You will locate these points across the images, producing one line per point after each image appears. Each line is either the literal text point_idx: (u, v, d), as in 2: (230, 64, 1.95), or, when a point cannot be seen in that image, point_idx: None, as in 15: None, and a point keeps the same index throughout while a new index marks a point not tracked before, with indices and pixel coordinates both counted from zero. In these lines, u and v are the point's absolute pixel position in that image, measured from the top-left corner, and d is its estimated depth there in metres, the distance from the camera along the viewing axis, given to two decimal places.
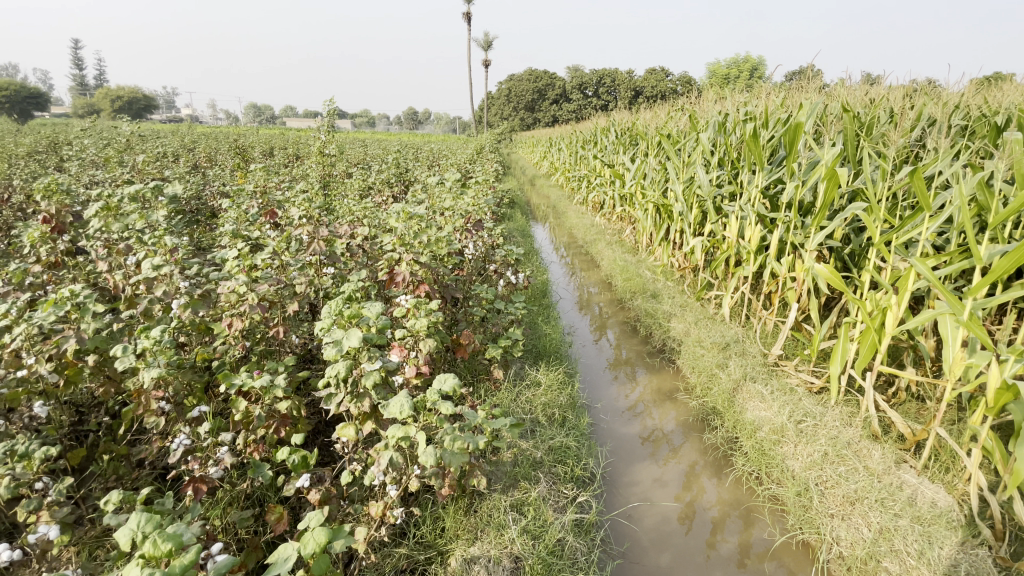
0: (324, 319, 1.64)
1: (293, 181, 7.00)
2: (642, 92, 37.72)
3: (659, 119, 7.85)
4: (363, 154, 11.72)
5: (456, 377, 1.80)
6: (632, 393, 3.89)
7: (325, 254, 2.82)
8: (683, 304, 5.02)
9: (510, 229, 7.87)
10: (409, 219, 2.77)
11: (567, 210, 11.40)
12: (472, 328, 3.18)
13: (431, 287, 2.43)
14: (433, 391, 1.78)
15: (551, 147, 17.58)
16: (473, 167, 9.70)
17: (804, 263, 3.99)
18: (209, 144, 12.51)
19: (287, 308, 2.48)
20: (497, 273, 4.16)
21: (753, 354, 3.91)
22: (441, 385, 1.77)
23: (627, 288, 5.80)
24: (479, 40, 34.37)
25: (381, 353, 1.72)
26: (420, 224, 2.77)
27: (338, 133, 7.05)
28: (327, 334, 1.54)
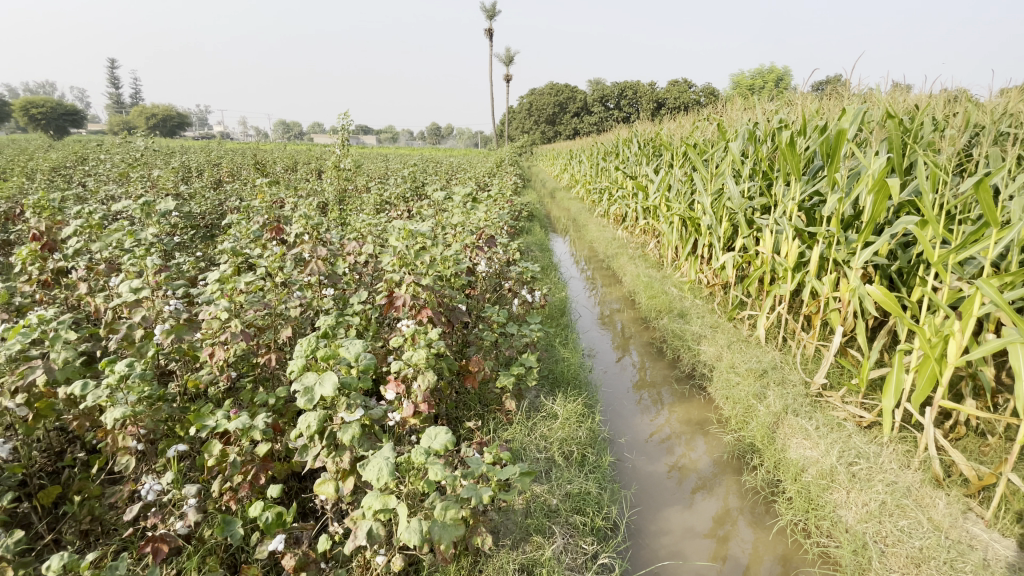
0: (296, 358, 1.43)
1: (309, 195, 6.94)
2: (665, 104, 37.42)
3: (684, 130, 7.55)
4: (382, 168, 11.71)
5: (449, 433, 1.55)
6: (660, 423, 3.58)
7: (324, 275, 2.57)
8: (713, 325, 4.68)
9: (528, 244, 7.64)
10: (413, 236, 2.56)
11: (589, 223, 11.11)
12: (483, 353, 2.94)
13: (435, 313, 2.20)
14: (421, 450, 1.52)
15: (572, 160, 17.41)
16: (492, 180, 9.54)
17: (848, 283, 3.64)
18: (233, 161, 12.71)
19: (278, 334, 2.28)
20: (512, 292, 3.92)
21: (793, 383, 3.56)
22: (430, 442, 1.52)
23: (651, 306, 5.49)
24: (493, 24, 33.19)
25: (364, 400, 1.51)
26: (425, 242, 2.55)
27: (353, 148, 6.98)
28: (297, 379, 1.35)
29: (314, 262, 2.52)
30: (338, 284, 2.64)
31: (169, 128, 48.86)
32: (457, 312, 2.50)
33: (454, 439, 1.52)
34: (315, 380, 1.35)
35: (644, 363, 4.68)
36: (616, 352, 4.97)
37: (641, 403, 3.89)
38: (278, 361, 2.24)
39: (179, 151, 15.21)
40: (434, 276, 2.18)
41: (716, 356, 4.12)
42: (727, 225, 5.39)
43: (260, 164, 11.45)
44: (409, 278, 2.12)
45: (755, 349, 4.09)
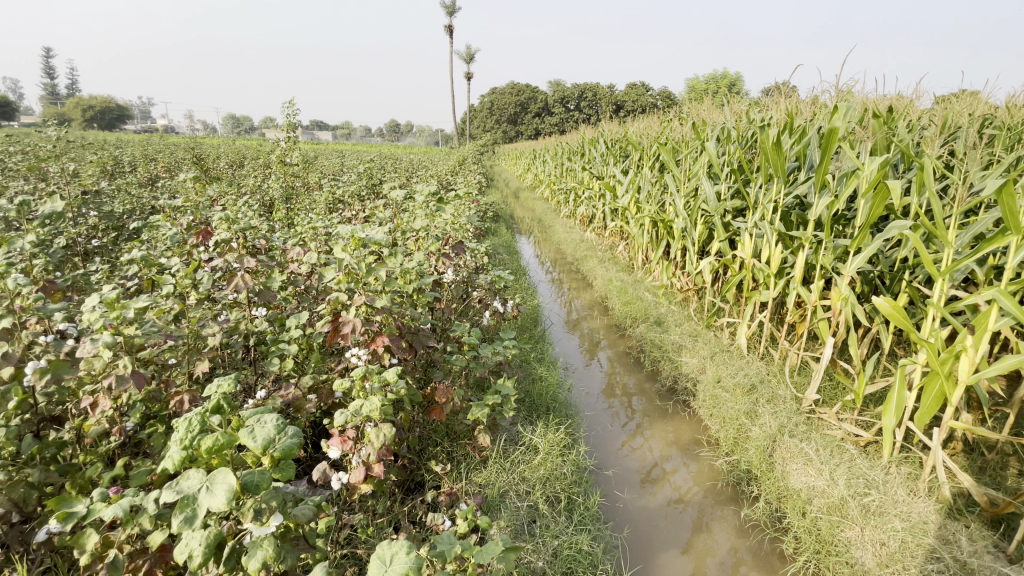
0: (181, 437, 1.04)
1: (251, 193, 6.31)
2: (624, 107, 37.87)
3: (653, 129, 7.33)
4: (335, 165, 11.03)
5: (415, 559, 1.19)
6: (645, 447, 3.27)
7: (254, 291, 2.10)
8: (693, 334, 4.43)
9: (493, 247, 7.26)
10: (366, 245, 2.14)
11: (554, 224, 10.81)
12: (450, 378, 2.54)
13: (393, 342, 1.80)
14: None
15: (535, 160, 17.18)
16: (454, 179, 9.08)
17: (839, 291, 3.44)
18: (170, 155, 11.71)
19: (194, 370, 1.81)
20: (481, 303, 3.53)
21: (784, 399, 3.33)
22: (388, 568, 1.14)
23: (625, 313, 5.21)
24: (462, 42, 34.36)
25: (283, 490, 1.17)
26: (381, 251, 2.14)
27: (301, 142, 6.40)
28: (177, 484, 1.01)
29: (242, 276, 2.05)
30: (274, 301, 2.17)
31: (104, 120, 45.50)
32: (421, 336, 2.10)
33: (419, 568, 1.16)
34: (202, 483, 1.02)
35: (621, 374, 4.37)
36: (590, 362, 4.65)
37: (623, 422, 3.57)
38: (193, 403, 1.78)
39: (109, 145, 13.87)
40: (394, 297, 1.77)
41: (700, 368, 3.86)
42: (703, 228, 5.18)
43: (200, 159, 10.52)
44: (361, 302, 1.71)
45: (740, 361, 3.85)
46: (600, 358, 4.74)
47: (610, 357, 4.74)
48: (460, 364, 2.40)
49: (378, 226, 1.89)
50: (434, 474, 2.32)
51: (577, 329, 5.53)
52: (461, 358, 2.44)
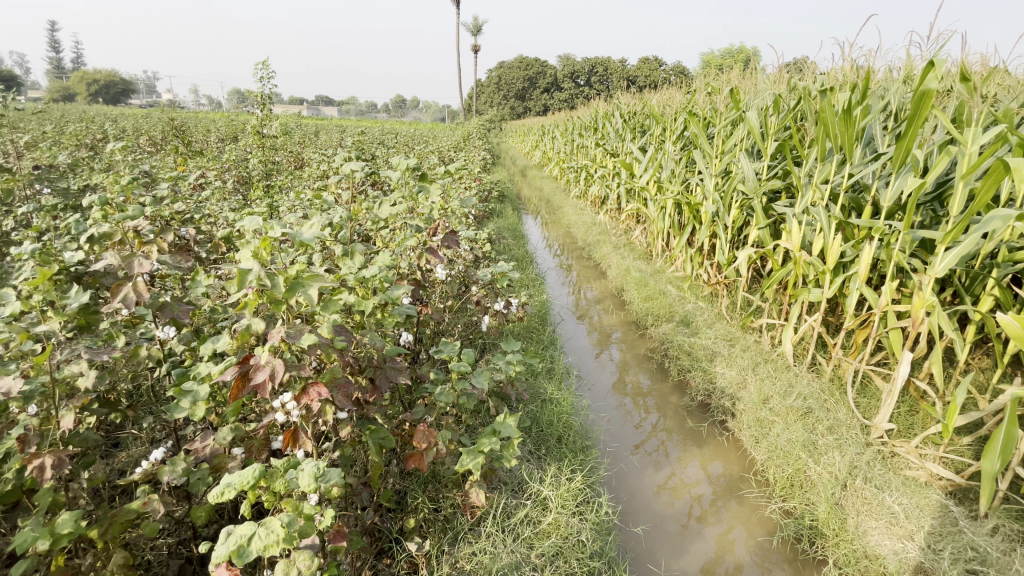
0: None
1: (226, 170, 5.62)
2: (635, 83, 36.62)
3: (676, 101, 6.60)
4: (328, 139, 10.28)
5: None
6: (662, 456, 2.93)
7: (153, 306, 1.51)
8: (727, 337, 3.81)
9: (497, 231, 6.60)
10: (314, 243, 1.52)
11: (564, 205, 10.13)
12: (435, 413, 1.95)
13: (333, 393, 1.21)
14: None
15: (543, 137, 16.36)
16: (456, 155, 8.35)
17: (920, 295, 2.80)
18: (151, 127, 10.96)
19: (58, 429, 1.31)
20: (479, 305, 2.92)
21: (848, 428, 2.73)
22: None
23: (646, 309, 4.59)
24: (470, 25, 34.01)
25: None
26: (333, 251, 1.52)
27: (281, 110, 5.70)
28: None
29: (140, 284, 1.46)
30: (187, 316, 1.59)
31: (104, 93, 44.58)
32: (386, 370, 1.51)
33: None
34: None
35: (636, 375, 3.85)
36: (601, 358, 4.15)
37: (638, 433, 3.12)
38: (60, 470, 1.32)
39: (95, 119, 13.18)
40: (333, 328, 1.17)
41: (739, 382, 3.25)
42: (737, 213, 4.51)
43: (187, 133, 9.88)
44: (279, 337, 1.11)
45: (788, 375, 3.24)
46: (612, 354, 4.23)
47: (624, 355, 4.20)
48: (447, 398, 1.81)
49: (317, 217, 1.29)
50: (409, 545, 1.77)
51: (588, 321, 4.95)
52: (449, 388, 1.85)
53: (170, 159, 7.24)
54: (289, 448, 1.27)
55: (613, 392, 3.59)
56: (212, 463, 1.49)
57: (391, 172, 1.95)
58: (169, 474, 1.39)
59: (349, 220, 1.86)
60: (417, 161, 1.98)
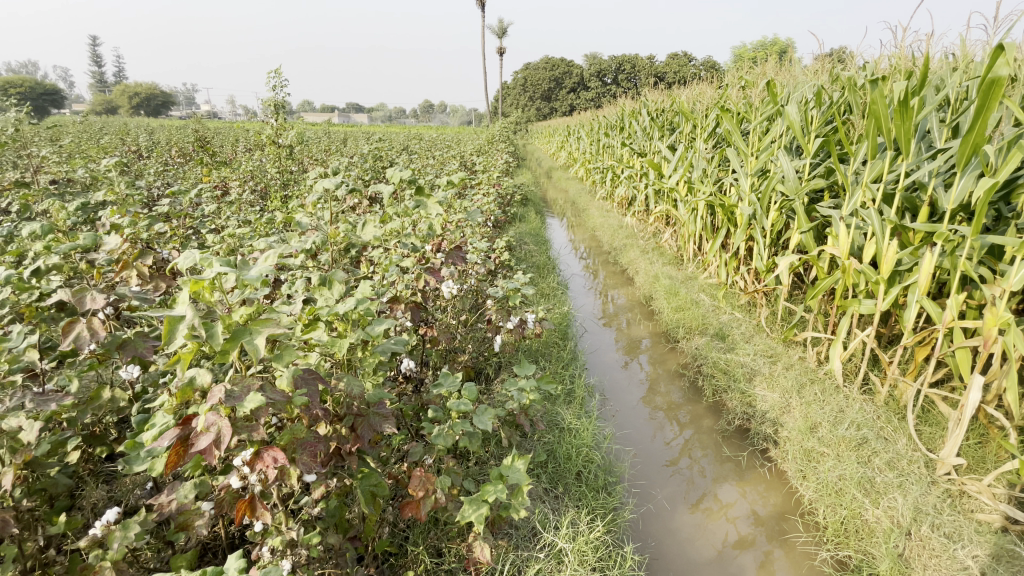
0: None
1: (244, 181, 5.58)
2: (663, 80, 35.85)
3: (706, 97, 6.25)
4: (350, 146, 10.26)
5: None
6: (697, 474, 2.76)
7: (113, 344, 1.37)
8: (767, 354, 3.49)
9: (519, 237, 6.38)
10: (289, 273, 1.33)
11: (589, 207, 9.83)
12: (435, 455, 1.74)
13: (280, 462, 0.99)
14: None
15: (568, 137, 16.05)
16: (477, 159, 8.17)
17: (995, 310, 2.43)
18: (181, 139, 11.20)
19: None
20: (492, 324, 2.70)
21: (911, 463, 2.40)
22: None
23: (676, 320, 4.28)
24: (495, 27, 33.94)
25: None
26: (310, 282, 1.32)
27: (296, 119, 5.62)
28: None
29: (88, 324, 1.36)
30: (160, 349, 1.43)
31: (145, 107, 46.44)
32: (370, 418, 1.30)
33: None
34: None
35: (665, 387, 3.64)
36: (629, 367, 3.95)
37: (669, 450, 2.94)
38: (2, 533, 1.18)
39: (131, 133, 13.60)
40: (287, 385, 0.96)
41: (782, 406, 2.94)
42: (776, 217, 4.17)
43: (215, 145, 10.08)
44: (219, 400, 0.92)
45: (838, 398, 2.90)
46: (642, 364, 4.01)
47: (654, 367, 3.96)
48: (445, 441, 1.58)
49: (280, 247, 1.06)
50: None
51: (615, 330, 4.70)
52: (447, 430, 1.63)
53: (196, 173, 7.34)
54: (247, 515, 1.11)
55: (644, 408, 3.36)
56: (178, 522, 1.32)
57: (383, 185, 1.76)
58: (123, 540, 1.22)
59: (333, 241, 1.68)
60: (413, 172, 1.78)
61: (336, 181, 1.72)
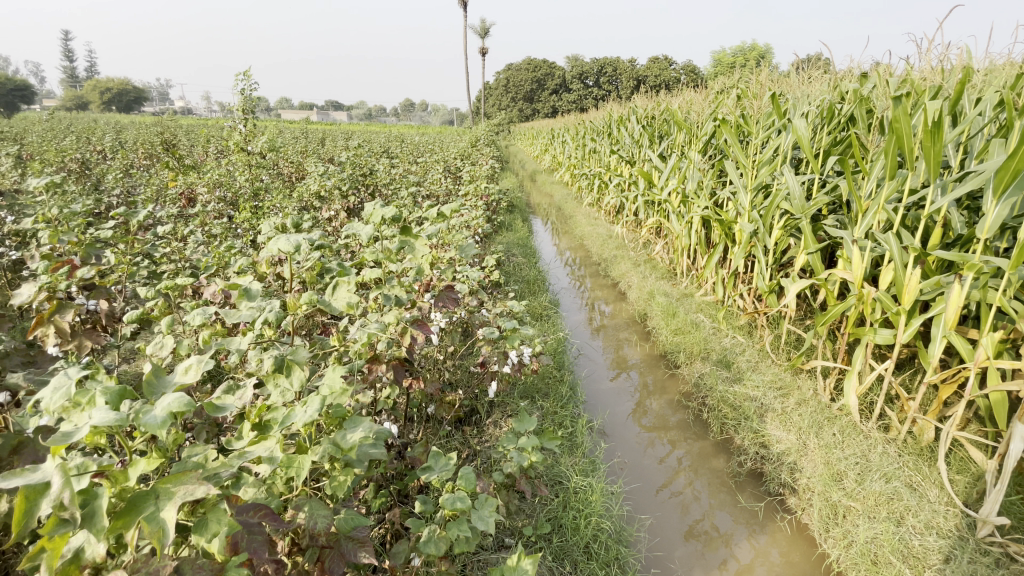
0: None
1: (208, 190, 5.15)
2: (644, 83, 35.98)
3: (699, 105, 6.05)
4: (326, 148, 9.80)
5: None
6: (702, 514, 2.58)
7: (5, 448, 1.12)
8: (777, 386, 3.26)
9: (506, 248, 6.08)
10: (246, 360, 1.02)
11: (575, 214, 9.59)
12: (424, 553, 1.44)
13: None
14: None
15: (552, 140, 15.80)
16: (461, 165, 7.84)
17: None
18: (143, 138, 10.54)
19: None
20: (485, 366, 2.42)
21: (948, 522, 2.19)
22: None
23: (675, 343, 4.04)
24: (477, 27, 33.59)
25: None
26: (269, 371, 1.02)
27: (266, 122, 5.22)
28: None
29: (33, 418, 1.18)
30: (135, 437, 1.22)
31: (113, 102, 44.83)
32: (341, 547, 1.03)
33: None
34: None
35: (661, 410, 3.49)
36: (618, 379, 3.92)
37: (662, 470, 2.86)
38: None
39: (89, 131, 12.86)
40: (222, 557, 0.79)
41: (800, 448, 2.72)
42: (780, 235, 3.97)
43: (185, 146, 9.58)
44: None
45: (858, 441, 2.70)
46: (631, 376, 3.98)
47: (649, 389, 3.80)
48: (437, 548, 1.29)
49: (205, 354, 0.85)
50: None
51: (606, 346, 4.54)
52: (439, 531, 1.35)
53: (161, 177, 6.87)
54: None
55: (635, 425, 3.29)
56: None
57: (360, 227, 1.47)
58: None
59: (294, 309, 1.34)
60: (397, 210, 1.48)
61: (293, 242, 1.32)
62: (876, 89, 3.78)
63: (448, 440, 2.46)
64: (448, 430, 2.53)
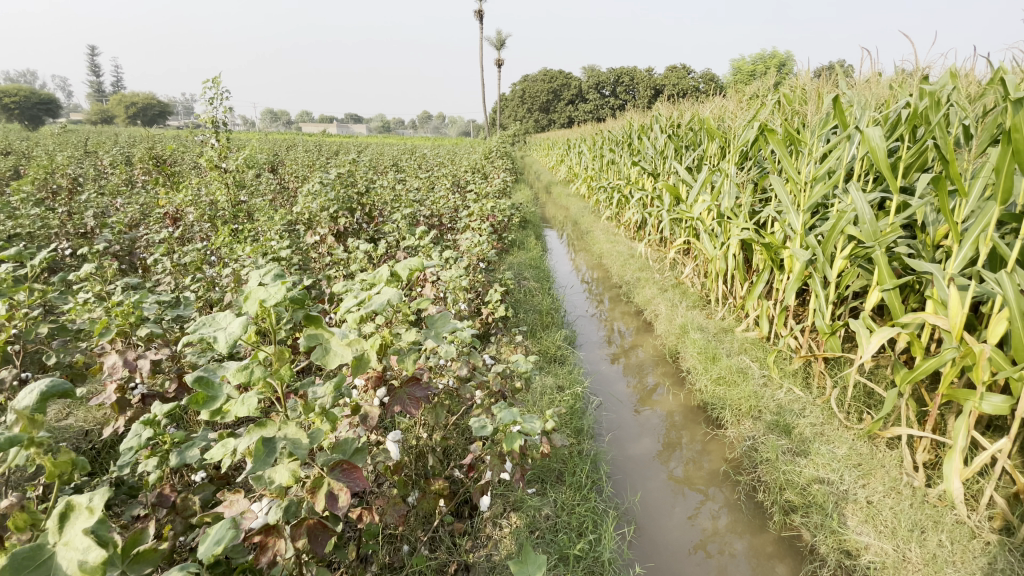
0: None
1: (187, 211, 4.64)
2: (662, 92, 35.41)
3: (732, 112, 5.41)
4: (329, 162, 9.29)
5: None
6: None
7: None
8: (853, 462, 2.58)
9: (517, 273, 5.48)
10: None
11: (594, 229, 8.96)
12: None
13: None
14: None
15: (569, 150, 15.21)
16: (470, 179, 7.27)
17: None
18: (143, 151, 10.16)
19: None
20: (482, 458, 1.83)
21: None
22: None
23: (716, 394, 3.39)
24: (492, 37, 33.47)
25: None
26: None
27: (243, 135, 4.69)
28: None
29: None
30: None
31: (135, 115, 45.71)
32: None
33: None
34: None
35: (703, 484, 2.83)
36: (642, 412, 3.54)
37: (700, 556, 2.33)
38: None
39: (95, 143, 12.60)
40: None
41: (898, 563, 2.05)
42: (843, 265, 3.29)
43: (185, 161, 9.19)
44: None
45: (978, 556, 2.01)
46: (657, 409, 3.56)
47: (688, 451, 3.13)
48: None
49: None
50: None
51: (630, 384, 3.98)
52: None
53: (151, 194, 6.44)
54: None
55: (660, 469, 2.93)
56: None
57: (234, 319, 1.09)
58: None
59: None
60: (281, 288, 1.13)
61: None
62: (960, 90, 3.12)
63: (431, 553, 1.87)
64: (432, 537, 1.94)
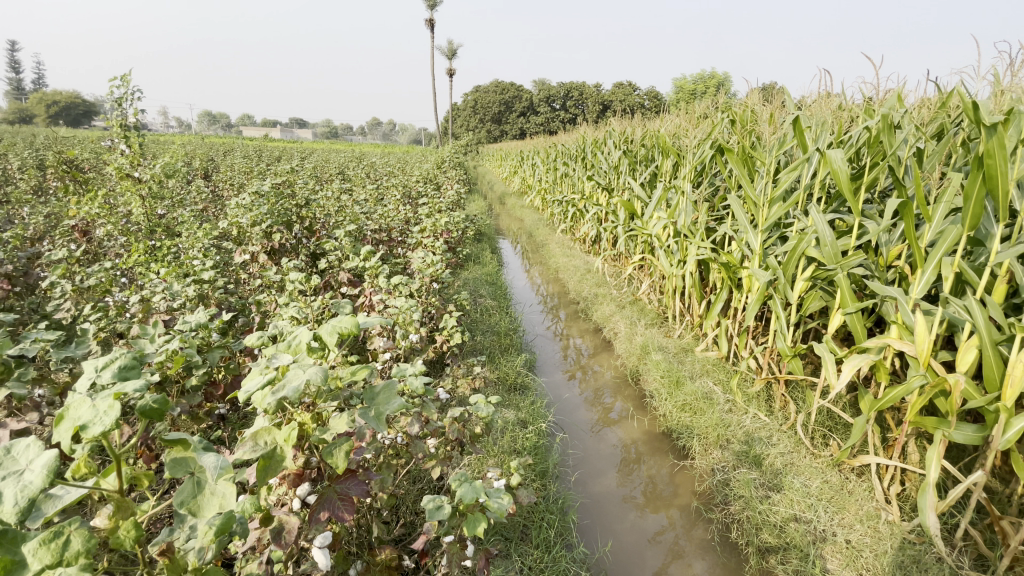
0: None
1: (97, 223, 4.08)
2: (610, 107, 36.30)
3: (686, 129, 5.40)
4: (269, 169, 8.69)
5: None
6: None
7: None
8: (826, 496, 2.49)
9: (471, 291, 5.21)
10: None
11: (549, 242, 8.83)
12: None
13: None
14: None
15: (522, 161, 15.12)
16: (422, 190, 6.94)
17: None
18: (57, 154, 9.18)
19: None
20: (437, 530, 1.55)
21: None
22: None
23: (682, 422, 3.25)
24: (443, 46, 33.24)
25: None
26: None
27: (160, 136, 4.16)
28: None
29: None
30: None
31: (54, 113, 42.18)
32: None
33: None
34: None
35: (675, 523, 2.65)
36: (605, 439, 3.37)
37: None
38: None
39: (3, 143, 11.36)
40: None
41: None
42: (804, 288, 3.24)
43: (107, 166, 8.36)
44: None
45: None
46: (621, 436, 3.40)
47: (656, 484, 2.96)
48: None
49: None
50: None
51: (592, 409, 3.79)
52: None
53: (61, 204, 5.73)
54: None
55: (628, 506, 2.74)
56: None
57: (37, 455, 0.85)
58: None
59: None
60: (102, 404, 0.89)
61: None
62: (911, 114, 3.15)
63: None
64: None
